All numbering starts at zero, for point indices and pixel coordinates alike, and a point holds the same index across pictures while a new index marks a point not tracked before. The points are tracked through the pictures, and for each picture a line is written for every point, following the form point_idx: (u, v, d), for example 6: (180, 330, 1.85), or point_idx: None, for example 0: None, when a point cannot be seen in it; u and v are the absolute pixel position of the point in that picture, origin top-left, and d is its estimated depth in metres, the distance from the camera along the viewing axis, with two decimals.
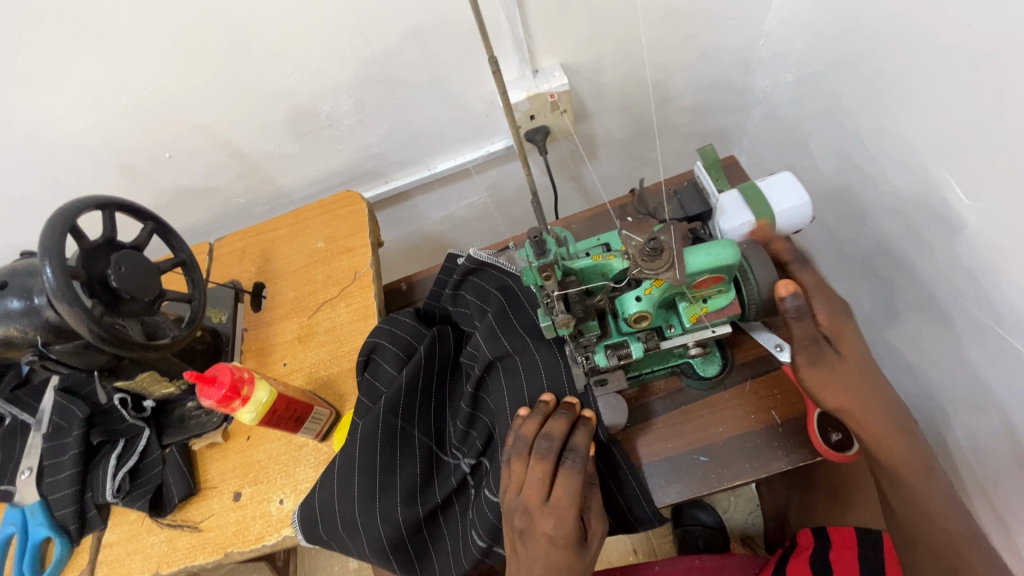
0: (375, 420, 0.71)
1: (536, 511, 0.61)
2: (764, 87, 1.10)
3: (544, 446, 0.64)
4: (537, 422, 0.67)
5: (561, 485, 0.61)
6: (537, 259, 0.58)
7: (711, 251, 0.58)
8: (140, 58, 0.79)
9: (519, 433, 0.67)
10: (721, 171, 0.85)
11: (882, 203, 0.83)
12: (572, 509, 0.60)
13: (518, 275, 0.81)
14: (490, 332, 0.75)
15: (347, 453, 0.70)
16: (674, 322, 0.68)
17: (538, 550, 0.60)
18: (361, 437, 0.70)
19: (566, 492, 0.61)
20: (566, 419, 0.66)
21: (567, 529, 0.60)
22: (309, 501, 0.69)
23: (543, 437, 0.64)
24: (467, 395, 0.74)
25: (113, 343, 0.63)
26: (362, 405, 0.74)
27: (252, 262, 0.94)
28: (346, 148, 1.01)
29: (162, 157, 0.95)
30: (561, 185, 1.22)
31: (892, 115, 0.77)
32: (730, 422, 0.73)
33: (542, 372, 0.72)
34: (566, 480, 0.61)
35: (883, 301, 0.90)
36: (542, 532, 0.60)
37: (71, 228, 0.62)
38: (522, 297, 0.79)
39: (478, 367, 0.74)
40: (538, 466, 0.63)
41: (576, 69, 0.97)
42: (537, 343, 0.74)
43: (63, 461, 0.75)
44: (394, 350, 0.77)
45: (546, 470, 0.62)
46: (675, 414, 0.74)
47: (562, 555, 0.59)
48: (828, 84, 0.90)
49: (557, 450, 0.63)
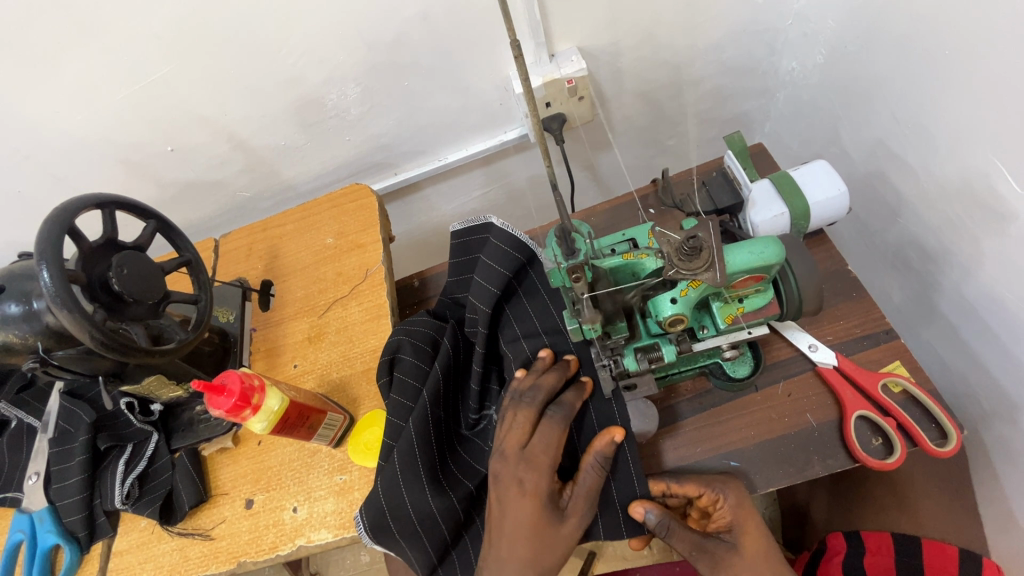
0: (426, 408, 0.68)
1: (511, 457, 0.63)
2: (790, 70, 1.04)
3: (532, 395, 0.66)
4: (533, 376, 0.68)
5: (541, 436, 0.63)
6: (566, 260, 0.54)
7: (753, 249, 0.54)
8: (135, 47, 0.75)
9: (512, 387, 0.68)
10: (749, 159, 0.80)
11: (921, 193, 0.78)
12: (546, 458, 0.62)
13: (496, 229, 0.75)
14: (482, 289, 0.73)
15: (407, 446, 0.65)
16: (706, 324, 0.66)
17: (511, 502, 0.61)
18: (419, 430, 0.66)
19: (544, 443, 0.63)
20: (558, 375, 0.68)
21: (536, 476, 0.61)
22: (376, 504, 0.65)
23: (532, 389, 0.66)
24: (478, 355, 0.73)
25: (116, 349, 0.59)
26: (402, 409, 0.69)
27: (259, 259, 0.90)
28: (353, 139, 0.97)
29: (165, 151, 0.91)
30: (575, 175, 1.18)
31: (935, 98, 0.72)
32: (760, 428, 0.69)
33: (529, 309, 0.75)
34: (544, 430, 0.63)
35: (918, 295, 0.85)
36: (512, 479, 0.62)
37: (68, 229, 0.58)
38: (503, 244, 0.75)
39: (482, 326, 0.73)
40: (523, 413, 0.65)
41: (593, 53, 0.92)
42: (523, 287, 0.76)
43: (70, 466, 0.73)
44: (418, 343, 0.74)
45: (529, 417, 0.64)
46: (721, 482, 0.64)
47: (533, 505, 0.60)
48: (862, 65, 0.85)
49: (541, 401, 0.65)
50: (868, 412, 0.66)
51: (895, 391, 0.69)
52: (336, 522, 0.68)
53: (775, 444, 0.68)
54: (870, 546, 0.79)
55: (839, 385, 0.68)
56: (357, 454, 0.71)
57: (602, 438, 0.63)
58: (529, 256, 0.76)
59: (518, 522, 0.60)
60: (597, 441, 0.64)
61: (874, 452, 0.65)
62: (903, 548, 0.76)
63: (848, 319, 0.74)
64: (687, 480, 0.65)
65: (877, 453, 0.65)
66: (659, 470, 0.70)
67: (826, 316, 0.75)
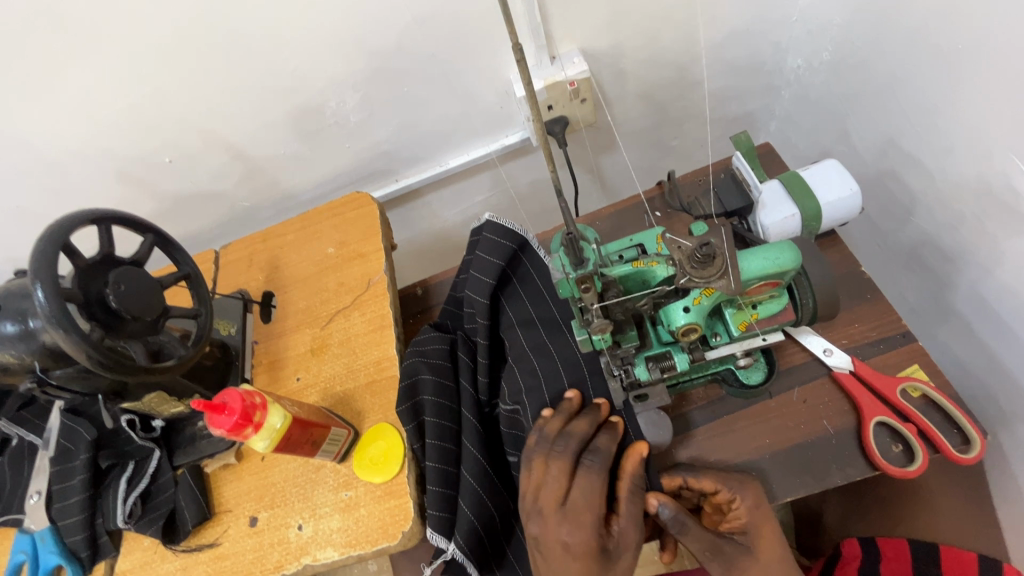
0: (473, 427, 0.71)
1: (550, 517, 0.61)
2: (795, 68, 1.02)
3: (563, 446, 0.63)
4: (560, 420, 0.66)
5: (578, 489, 0.61)
6: (574, 270, 0.52)
7: (768, 255, 0.53)
8: (131, 59, 0.74)
9: (541, 432, 0.66)
10: (758, 160, 0.78)
11: (935, 191, 0.76)
12: (588, 514, 0.59)
13: (489, 222, 0.78)
14: (478, 282, 0.76)
15: (477, 468, 0.69)
16: (719, 330, 0.64)
17: (556, 560, 0.59)
18: (478, 446, 0.70)
19: (583, 496, 0.60)
20: (590, 420, 0.65)
21: (582, 535, 0.59)
22: (472, 529, 0.66)
23: (563, 437, 0.64)
24: (482, 348, 0.75)
25: (113, 369, 0.58)
26: (446, 432, 0.70)
27: (260, 270, 0.89)
28: (352, 146, 0.96)
29: (162, 163, 0.90)
30: (579, 178, 1.16)
31: (949, 94, 0.70)
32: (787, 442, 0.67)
33: (525, 300, 0.77)
34: (583, 481, 0.61)
35: (932, 295, 0.83)
36: (555, 539, 0.60)
37: (64, 246, 0.57)
38: (495, 237, 0.77)
39: (482, 318, 0.75)
40: (556, 465, 0.62)
41: (596, 55, 0.90)
42: (517, 275, 0.78)
43: (71, 485, 0.72)
44: (437, 361, 0.74)
45: (564, 467, 0.62)
46: (738, 483, 0.62)
47: (579, 564, 0.58)
48: (872, 61, 0.83)
49: (575, 450, 0.62)
50: (887, 419, 0.64)
51: (914, 395, 0.67)
52: (342, 539, 0.66)
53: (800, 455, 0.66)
54: (886, 552, 0.77)
55: (855, 391, 0.66)
56: (362, 469, 0.69)
57: (632, 457, 0.61)
58: (520, 243, 0.78)
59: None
60: (630, 462, 0.61)
61: (894, 459, 0.64)
62: (923, 556, 0.74)
63: (863, 322, 0.73)
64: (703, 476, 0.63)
65: (898, 460, 0.63)
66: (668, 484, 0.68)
67: (841, 320, 0.73)
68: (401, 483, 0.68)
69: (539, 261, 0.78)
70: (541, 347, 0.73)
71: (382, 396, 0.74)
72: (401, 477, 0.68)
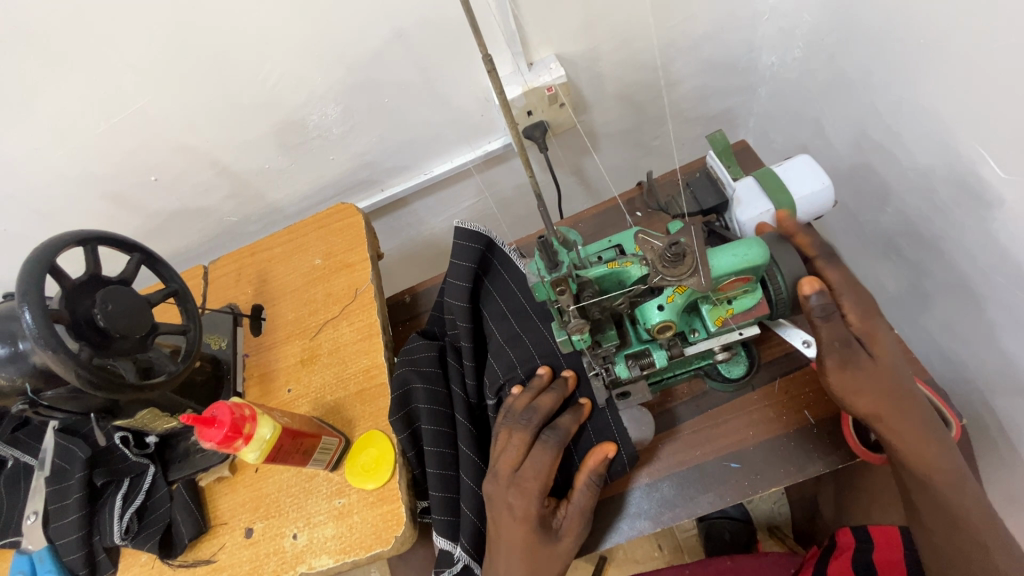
0: (466, 430, 0.72)
1: (505, 480, 0.63)
2: (770, 65, 1.03)
3: (527, 418, 0.66)
4: (529, 396, 0.69)
5: (533, 460, 0.63)
6: (550, 273, 0.54)
7: (738, 252, 0.54)
8: (115, 79, 0.75)
9: (510, 407, 0.69)
10: (732, 157, 0.80)
11: (907, 182, 0.78)
12: (536, 484, 0.62)
13: (456, 227, 0.78)
14: (455, 288, 0.77)
15: (473, 468, 0.70)
16: (697, 327, 0.66)
17: (502, 523, 0.62)
18: (473, 449, 0.71)
19: (535, 466, 0.63)
20: (557, 395, 0.68)
21: (526, 500, 0.62)
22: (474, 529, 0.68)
23: (529, 410, 0.67)
24: (467, 351, 0.76)
25: (103, 387, 0.59)
26: (442, 438, 0.71)
27: (249, 284, 0.90)
28: (337, 157, 0.97)
29: (149, 181, 0.91)
30: (564, 180, 1.18)
31: (915, 87, 0.72)
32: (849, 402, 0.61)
33: (496, 297, 0.78)
34: (538, 455, 0.64)
35: (910, 282, 0.85)
36: (504, 504, 0.62)
37: (51, 268, 0.58)
38: (465, 243, 0.77)
39: (462, 323, 0.77)
40: (518, 436, 0.65)
41: (572, 60, 0.92)
42: (490, 278, 0.79)
43: (67, 504, 0.72)
44: (425, 368, 0.75)
45: (524, 440, 0.65)
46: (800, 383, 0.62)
47: (524, 531, 0.61)
48: (841, 56, 0.85)
49: (537, 423, 0.66)
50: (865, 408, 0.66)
51: None
52: (336, 546, 0.67)
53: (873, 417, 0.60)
54: (879, 540, 0.77)
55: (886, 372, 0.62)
56: (355, 476, 0.70)
57: (596, 455, 0.64)
58: (485, 244, 0.78)
59: (512, 547, 0.61)
60: (591, 459, 0.65)
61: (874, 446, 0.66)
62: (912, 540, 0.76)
63: None
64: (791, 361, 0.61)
65: (877, 447, 0.66)
66: (659, 475, 0.69)
67: None
68: (392, 488, 0.69)
69: (508, 260, 0.79)
70: (515, 339, 0.75)
71: (371, 404, 0.75)
72: (394, 482, 0.69)
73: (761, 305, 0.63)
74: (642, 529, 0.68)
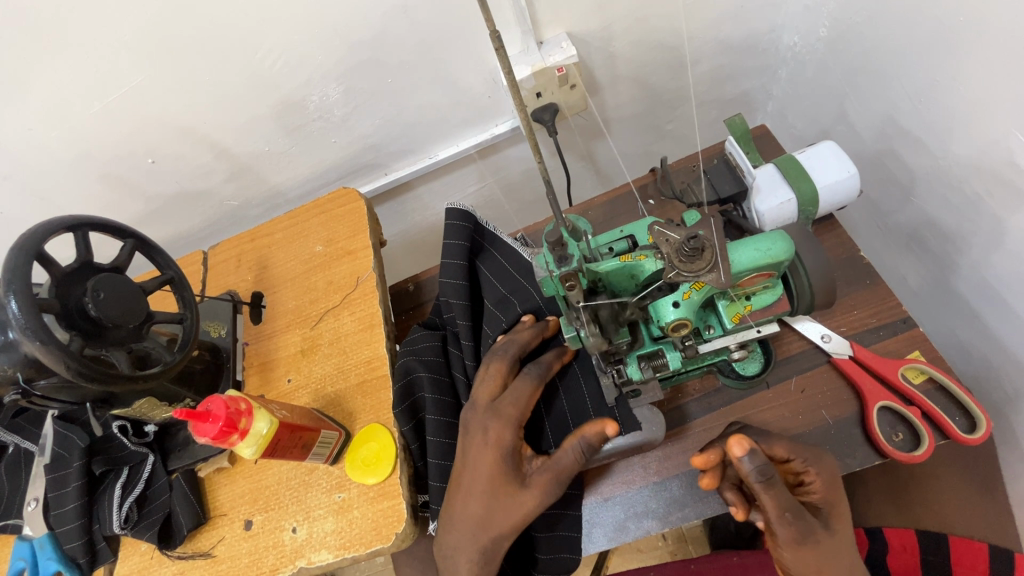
0: None
1: (482, 409, 0.65)
2: (792, 46, 0.98)
3: (504, 349, 0.69)
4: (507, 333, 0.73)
5: (512, 391, 0.66)
6: (558, 267, 0.51)
7: (760, 246, 0.51)
8: (106, 57, 0.72)
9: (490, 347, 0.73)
10: (751, 143, 0.76)
11: (936, 171, 0.74)
12: (512, 412, 0.64)
13: (450, 206, 0.77)
14: (450, 270, 0.75)
15: None
16: (712, 323, 0.63)
17: (473, 449, 0.63)
18: None
19: (514, 405, 0.64)
20: (535, 331, 0.71)
21: (502, 426, 0.63)
22: None
23: (506, 342, 0.70)
24: (466, 333, 0.75)
25: (94, 378, 0.57)
26: (447, 428, 0.70)
27: (248, 270, 0.88)
28: (339, 140, 0.94)
29: (146, 163, 0.88)
30: (572, 165, 1.14)
31: (952, 69, 0.67)
32: (789, 508, 0.55)
33: (491, 277, 0.76)
34: (518, 384, 0.66)
35: (934, 276, 0.81)
36: (477, 431, 0.64)
37: (38, 255, 0.56)
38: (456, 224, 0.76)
39: (460, 303, 0.75)
40: (495, 365, 0.67)
41: (584, 39, 0.87)
42: (484, 258, 0.78)
43: (66, 492, 0.71)
44: (427, 357, 0.73)
45: (500, 372, 0.67)
46: (814, 455, 0.58)
47: (493, 457, 0.62)
48: (870, 36, 0.80)
49: (513, 354, 0.68)
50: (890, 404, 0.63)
51: (917, 380, 0.65)
52: (336, 542, 0.66)
53: (829, 515, 0.58)
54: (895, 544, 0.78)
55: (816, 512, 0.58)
56: (355, 471, 0.68)
57: (594, 426, 0.60)
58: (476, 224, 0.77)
59: (478, 474, 0.62)
60: (591, 429, 0.60)
61: (900, 446, 0.62)
62: None
63: (863, 308, 0.71)
64: (778, 441, 0.58)
65: (903, 447, 0.62)
66: (670, 475, 0.67)
67: (839, 306, 0.71)
68: (393, 484, 0.67)
69: (502, 243, 0.78)
70: (506, 308, 0.75)
71: (372, 397, 0.73)
72: (395, 477, 0.67)
73: (780, 302, 0.60)
74: (650, 529, 0.66)
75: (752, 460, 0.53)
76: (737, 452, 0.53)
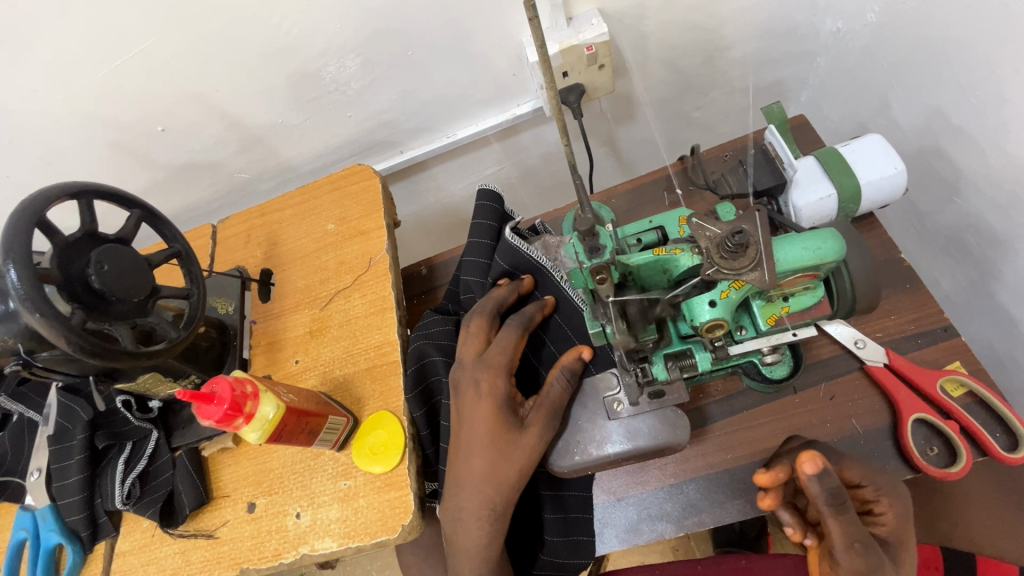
0: None
1: (469, 364, 0.64)
2: (834, 31, 0.91)
3: (483, 305, 0.68)
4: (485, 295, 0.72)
5: (496, 343, 0.65)
6: (589, 260, 0.47)
7: (809, 245, 0.48)
8: (115, 17, 0.68)
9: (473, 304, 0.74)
10: (790, 132, 0.72)
11: (986, 171, 0.70)
12: (501, 359, 0.63)
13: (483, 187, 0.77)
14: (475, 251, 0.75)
15: None
16: (745, 324, 0.59)
17: (467, 402, 0.61)
18: None
19: (500, 354, 0.63)
20: (512, 288, 0.70)
21: (492, 374, 0.62)
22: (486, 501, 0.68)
23: (484, 299, 0.69)
24: None
25: (96, 353, 0.55)
26: None
27: (258, 246, 0.85)
28: (354, 115, 0.91)
29: (155, 131, 0.85)
30: (594, 150, 1.10)
31: (1014, 62, 0.62)
32: (858, 538, 0.51)
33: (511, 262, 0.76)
34: (500, 335, 0.65)
35: (972, 282, 0.77)
36: (469, 382, 0.62)
37: (40, 223, 0.54)
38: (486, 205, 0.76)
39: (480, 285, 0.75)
40: (476, 322, 0.67)
41: (616, 16, 0.82)
42: None
43: (67, 466, 0.69)
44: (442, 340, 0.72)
45: (482, 327, 0.66)
46: (890, 485, 0.56)
47: (490, 407, 0.60)
48: (922, 24, 0.74)
49: (491, 309, 0.67)
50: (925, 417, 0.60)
51: (955, 392, 0.62)
52: (340, 530, 0.64)
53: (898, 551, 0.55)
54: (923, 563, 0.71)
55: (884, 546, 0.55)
56: (362, 459, 0.66)
57: (569, 352, 0.64)
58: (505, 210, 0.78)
59: (477, 425, 0.60)
60: (565, 358, 0.64)
61: (932, 462, 0.60)
62: None
63: (899, 313, 0.67)
64: (848, 463, 0.56)
65: (936, 462, 0.59)
66: (687, 477, 0.65)
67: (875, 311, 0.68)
68: (403, 473, 0.65)
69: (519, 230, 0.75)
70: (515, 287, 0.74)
71: (382, 382, 0.70)
72: (403, 468, 0.65)
73: (820, 303, 0.58)
74: (665, 532, 0.63)
75: (819, 480, 0.50)
76: (805, 470, 0.50)
